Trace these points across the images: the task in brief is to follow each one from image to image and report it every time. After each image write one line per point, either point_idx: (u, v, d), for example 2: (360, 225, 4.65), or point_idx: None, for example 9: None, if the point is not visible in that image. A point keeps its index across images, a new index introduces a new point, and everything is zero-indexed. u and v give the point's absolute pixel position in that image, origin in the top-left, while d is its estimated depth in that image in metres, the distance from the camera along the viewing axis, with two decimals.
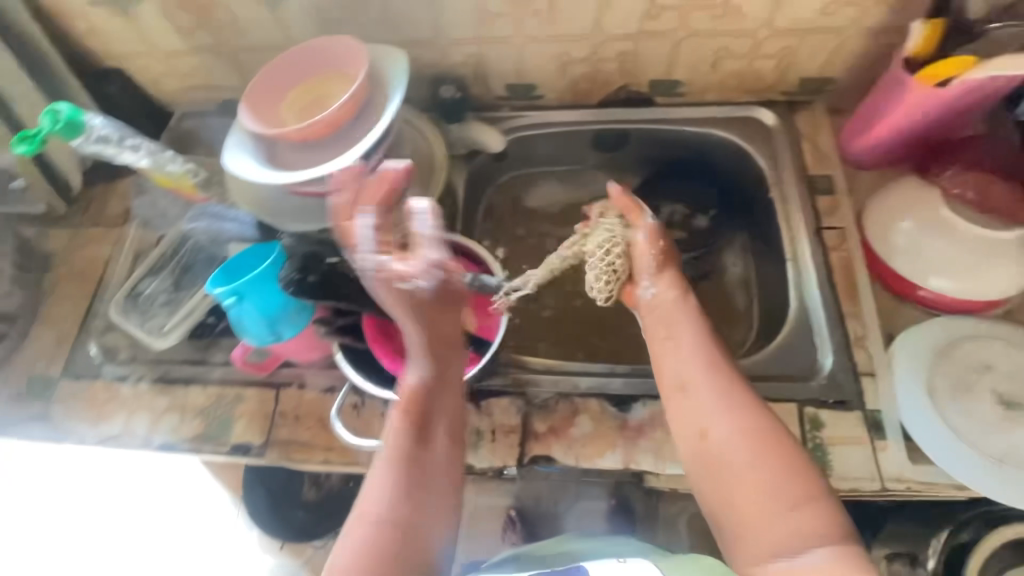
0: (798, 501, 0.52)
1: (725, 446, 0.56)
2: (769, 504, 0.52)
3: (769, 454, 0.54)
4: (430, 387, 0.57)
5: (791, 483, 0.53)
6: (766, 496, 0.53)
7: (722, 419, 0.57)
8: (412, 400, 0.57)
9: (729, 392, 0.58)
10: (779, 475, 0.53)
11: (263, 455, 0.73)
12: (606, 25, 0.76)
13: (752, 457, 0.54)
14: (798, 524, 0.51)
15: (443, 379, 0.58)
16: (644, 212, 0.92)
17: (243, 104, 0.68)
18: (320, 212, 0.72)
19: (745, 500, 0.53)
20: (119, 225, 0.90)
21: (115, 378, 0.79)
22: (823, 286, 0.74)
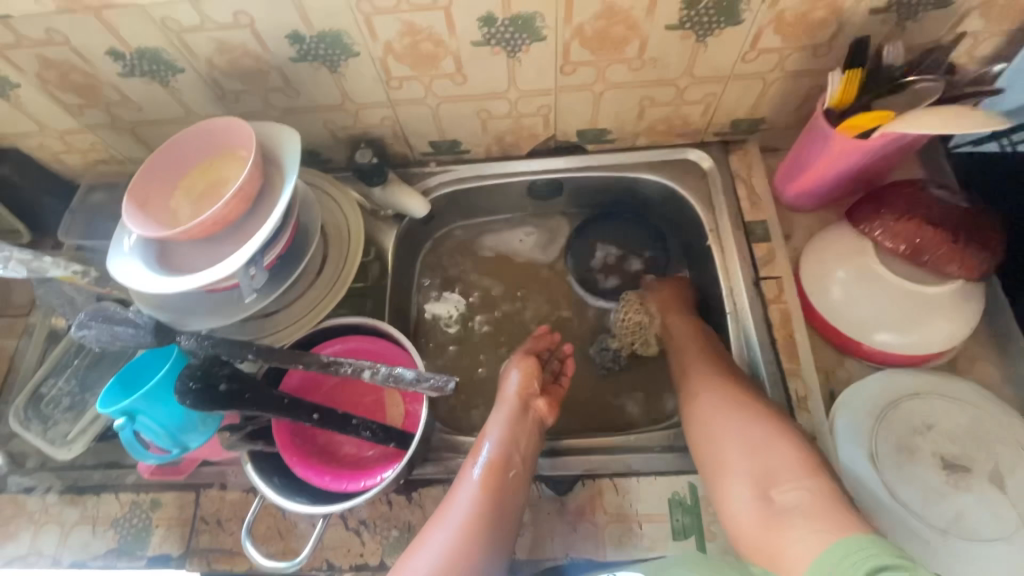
0: (770, 442, 0.58)
1: (714, 414, 0.63)
2: (753, 453, 0.58)
3: (759, 410, 0.61)
4: (508, 448, 0.65)
5: (764, 432, 0.59)
6: (755, 442, 0.59)
7: (716, 390, 0.65)
8: (489, 465, 0.63)
9: (722, 371, 0.67)
10: (762, 427, 0.59)
11: (183, 565, 0.68)
12: (520, 82, 0.72)
13: (741, 415, 0.61)
14: (783, 462, 0.56)
15: (517, 439, 0.66)
16: (576, 253, 0.89)
17: (128, 201, 0.63)
18: (225, 303, 0.68)
19: (726, 446, 0.60)
20: (25, 315, 0.84)
21: (22, 489, 0.73)
22: (765, 342, 0.71)
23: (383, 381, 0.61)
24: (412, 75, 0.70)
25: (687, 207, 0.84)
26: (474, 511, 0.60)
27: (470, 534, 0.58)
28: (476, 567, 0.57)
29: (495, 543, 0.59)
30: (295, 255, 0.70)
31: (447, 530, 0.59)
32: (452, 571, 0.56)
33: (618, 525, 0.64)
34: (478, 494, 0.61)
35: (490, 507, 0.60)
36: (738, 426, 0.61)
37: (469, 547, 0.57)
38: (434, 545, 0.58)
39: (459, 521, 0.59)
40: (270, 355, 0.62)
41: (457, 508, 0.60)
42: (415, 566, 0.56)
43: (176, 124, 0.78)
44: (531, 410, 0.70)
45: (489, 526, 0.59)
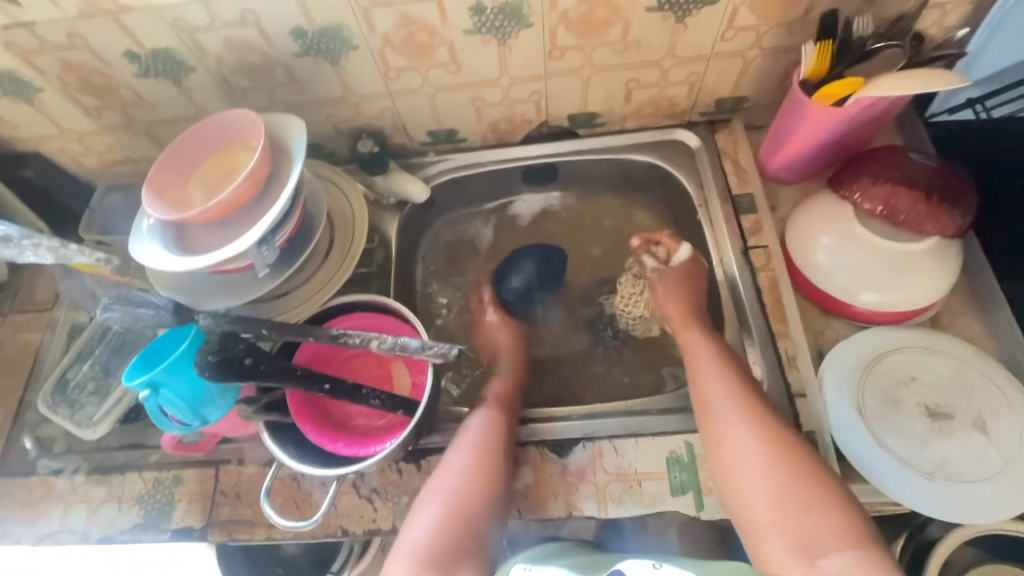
0: (806, 507, 0.57)
1: (736, 458, 0.62)
2: (788, 515, 0.58)
3: (792, 456, 0.60)
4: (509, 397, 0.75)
5: (791, 488, 0.58)
6: (790, 500, 0.58)
7: (741, 431, 0.62)
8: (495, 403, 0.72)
9: (745, 406, 0.64)
10: (798, 476, 0.59)
11: (205, 536, 0.71)
12: (511, 69, 0.76)
13: (767, 463, 0.60)
14: (818, 521, 0.56)
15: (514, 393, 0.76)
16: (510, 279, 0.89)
17: (146, 192, 0.67)
18: (237, 286, 0.72)
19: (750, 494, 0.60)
20: (48, 310, 0.88)
21: (52, 471, 0.77)
22: (754, 307, 0.74)
23: (389, 350, 0.64)
24: (409, 66, 0.74)
25: (677, 186, 0.87)
26: (487, 438, 0.68)
27: (487, 457, 0.66)
28: (495, 488, 0.65)
29: (509, 469, 0.67)
30: (304, 237, 0.74)
31: (463, 456, 0.67)
32: (474, 491, 0.64)
33: (618, 483, 0.67)
34: (490, 424, 0.70)
35: (500, 431, 0.69)
36: (768, 475, 0.60)
37: (488, 469, 0.65)
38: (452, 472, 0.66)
39: (473, 448, 0.67)
40: (283, 330, 0.66)
41: (469, 436, 0.69)
42: (441, 487, 0.64)
43: (188, 122, 0.83)
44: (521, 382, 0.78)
45: (501, 454, 0.67)
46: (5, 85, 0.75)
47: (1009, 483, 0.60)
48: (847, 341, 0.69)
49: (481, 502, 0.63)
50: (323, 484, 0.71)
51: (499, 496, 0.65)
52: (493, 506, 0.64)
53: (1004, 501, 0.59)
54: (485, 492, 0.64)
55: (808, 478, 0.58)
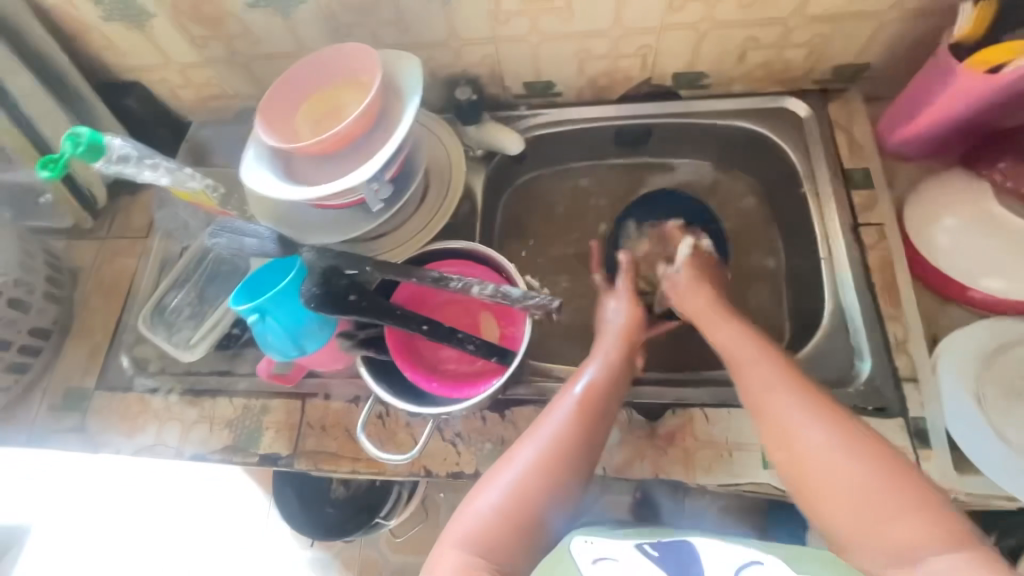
0: (896, 508, 0.46)
1: (804, 449, 0.51)
2: (876, 508, 0.47)
3: (871, 453, 0.49)
4: (610, 379, 0.64)
5: (881, 483, 0.47)
6: (874, 497, 0.47)
7: (796, 411, 0.53)
8: (590, 389, 0.63)
9: (800, 390, 0.55)
10: (878, 468, 0.48)
11: (291, 465, 0.73)
12: (625, 19, 0.73)
13: (841, 448, 0.50)
14: (906, 513, 0.46)
15: (617, 377, 0.65)
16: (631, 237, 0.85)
17: (259, 120, 0.67)
18: (336, 221, 0.72)
19: (837, 493, 0.49)
20: (143, 238, 0.91)
21: (148, 389, 0.80)
22: (861, 286, 0.70)
23: (490, 297, 0.64)
24: (521, 10, 0.72)
25: (781, 156, 0.82)
26: (569, 427, 0.59)
27: (563, 448, 0.58)
28: (557, 482, 0.56)
29: (580, 462, 0.58)
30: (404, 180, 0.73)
31: (537, 444, 0.58)
32: (542, 483, 0.56)
33: (708, 451, 0.66)
34: (575, 410, 0.61)
35: (589, 407, 0.61)
36: (855, 464, 0.49)
37: (566, 450, 0.58)
38: (521, 459, 0.57)
39: (548, 437, 0.58)
40: (386, 268, 0.66)
41: (553, 422, 0.60)
42: (510, 470, 0.57)
43: (289, 59, 0.82)
44: (632, 358, 0.69)
45: (577, 448, 0.58)
46: (122, 8, 0.75)
47: None
48: (965, 329, 0.66)
49: (545, 493, 0.55)
50: (409, 425, 0.71)
51: (563, 490, 0.56)
52: (560, 500, 0.55)
53: None
54: (553, 483, 0.56)
55: (890, 474, 0.48)
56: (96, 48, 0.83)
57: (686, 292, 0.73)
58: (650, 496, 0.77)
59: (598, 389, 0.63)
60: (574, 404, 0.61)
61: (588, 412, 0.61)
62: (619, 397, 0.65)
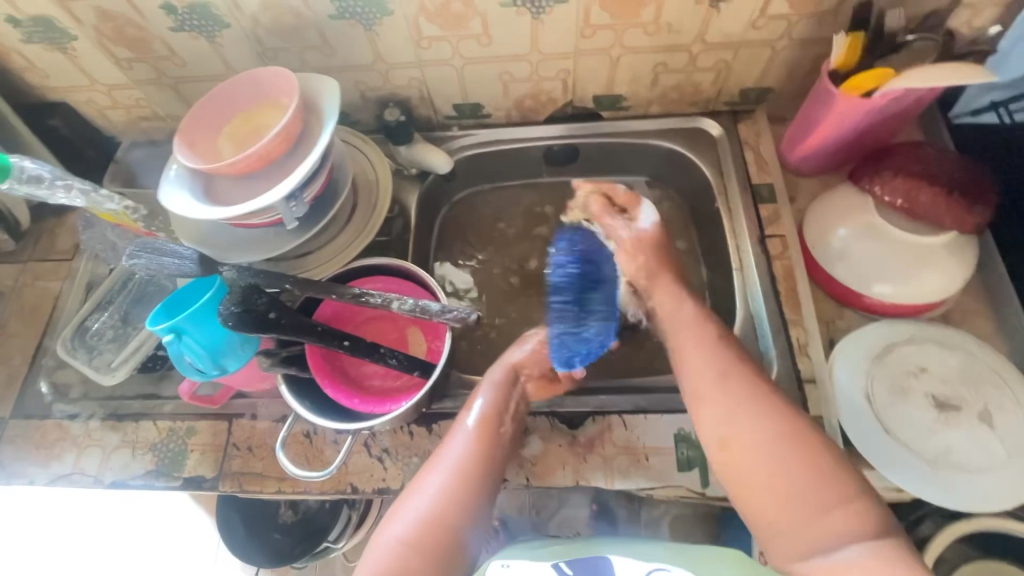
0: (823, 504, 0.53)
1: (748, 452, 0.57)
2: (802, 495, 0.54)
3: (820, 468, 0.54)
4: (500, 404, 0.67)
5: (813, 483, 0.54)
6: (797, 485, 0.54)
7: (748, 419, 0.58)
8: (481, 417, 0.65)
9: (755, 395, 0.59)
10: (810, 477, 0.54)
11: (217, 487, 0.72)
12: (542, 45, 0.77)
13: (777, 442, 0.56)
14: (831, 510, 0.52)
15: (507, 400, 0.68)
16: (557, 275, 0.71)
17: (178, 142, 0.68)
18: (258, 241, 0.73)
19: (768, 497, 0.55)
20: (68, 260, 0.89)
21: (67, 415, 0.78)
22: (768, 293, 0.75)
23: (410, 311, 0.66)
24: (442, 35, 0.75)
25: (698, 173, 0.87)
26: (467, 455, 0.63)
27: (461, 481, 0.61)
28: (470, 503, 0.60)
29: (485, 485, 0.62)
30: (328, 200, 0.75)
31: (442, 472, 0.62)
32: (449, 509, 0.59)
33: (626, 457, 0.68)
34: (473, 438, 0.64)
35: (488, 435, 0.65)
36: (780, 463, 0.55)
37: (472, 476, 0.62)
38: (429, 486, 0.61)
39: (453, 465, 0.62)
40: (308, 286, 0.67)
41: (451, 453, 0.63)
42: (411, 505, 0.60)
43: (218, 80, 0.83)
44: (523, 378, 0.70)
45: (475, 477, 0.62)
46: (42, 31, 0.75)
47: (1009, 475, 0.62)
48: (857, 332, 0.71)
49: (451, 522, 0.59)
50: (336, 442, 0.72)
51: (475, 513, 0.60)
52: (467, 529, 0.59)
53: (1005, 492, 0.61)
54: (459, 513, 0.60)
55: (819, 472, 0.54)
56: (18, 70, 0.82)
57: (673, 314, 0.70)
58: (606, 507, 0.81)
59: (493, 416, 0.66)
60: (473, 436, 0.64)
61: (487, 444, 0.64)
62: (513, 418, 0.68)
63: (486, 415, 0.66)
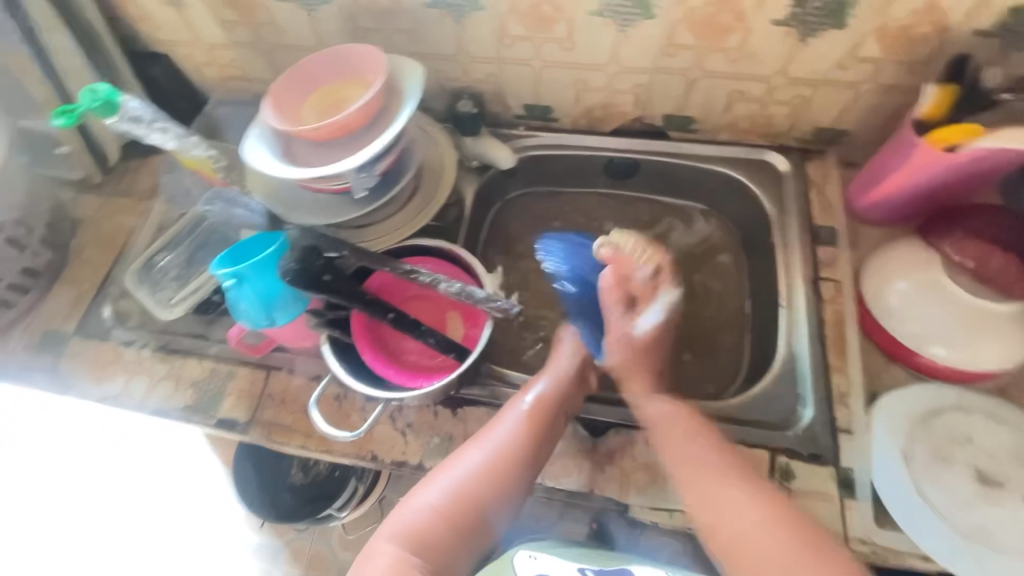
0: None
1: (748, 537, 0.57)
2: None
3: (819, 553, 0.54)
4: (559, 395, 0.67)
5: (815, 571, 0.53)
6: (798, 570, 0.53)
7: (740, 511, 0.58)
8: (537, 404, 0.66)
9: (743, 481, 0.60)
10: (814, 561, 0.54)
11: (247, 432, 0.76)
12: (622, 57, 0.78)
13: (773, 529, 0.56)
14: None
15: (566, 393, 0.68)
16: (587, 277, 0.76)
17: (266, 102, 0.72)
18: (323, 206, 0.77)
19: (767, 573, 0.55)
20: (146, 199, 0.96)
21: (124, 341, 0.83)
22: (813, 336, 0.73)
23: (455, 295, 0.68)
24: (525, 36, 0.77)
25: (758, 205, 0.86)
26: (515, 440, 0.63)
27: (503, 461, 0.62)
28: (506, 485, 0.62)
29: (525, 471, 0.63)
30: (392, 178, 0.78)
31: (484, 450, 0.63)
32: (485, 485, 0.62)
33: (644, 474, 0.68)
34: (524, 423, 0.64)
35: (538, 423, 0.65)
36: (772, 536, 0.56)
37: (514, 459, 0.63)
38: (471, 459, 0.63)
39: (497, 445, 0.63)
40: (363, 255, 0.70)
41: (498, 433, 0.64)
42: (451, 474, 0.62)
43: (308, 52, 0.88)
44: (587, 375, 0.70)
45: (519, 461, 0.63)
46: None
47: None
48: (906, 389, 0.69)
49: (482, 499, 0.61)
50: (364, 409, 0.74)
51: (509, 494, 0.62)
52: (495, 509, 0.62)
53: None
54: (494, 493, 0.62)
55: (825, 562, 0.54)
56: (131, 19, 0.89)
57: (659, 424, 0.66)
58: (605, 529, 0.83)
59: (547, 404, 0.66)
60: (524, 419, 0.64)
61: (535, 432, 0.64)
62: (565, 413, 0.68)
63: (540, 400, 0.66)
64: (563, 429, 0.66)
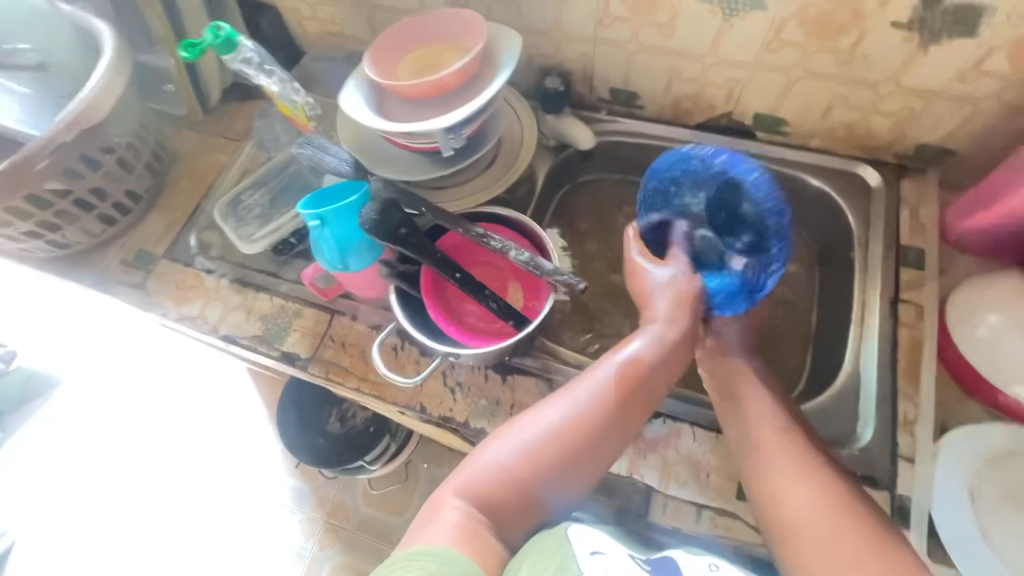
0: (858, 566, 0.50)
1: (792, 499, 0.56)
2: (839, 550, 0.51)
3: (856, 526, 0.52)
4: (658, 360, 0.64)
5: (854, 538, 0.51)
6: (837, 538, 0.52)
7: (797, 480, 0.57)
8: (629, 367, 0.63)
9: (803, 449, 0.59)
10: (851, 529, 0.52)
11: (306, 368, 0.80)
12: (722, 48, 0.76)
13: (820, 493, 0.55)
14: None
15: (664, 360, 0.64)
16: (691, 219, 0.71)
17: (367, 56, 0.74)
18: (405, 164, 0.79)
19: (806, 531, 0.54)
20: (238, 141, 1.01)
21: (205, 269, 0.89)
22: (885, 358, 0.70)
23: (524, 263, 0.69)
24: (626, 17, 0.77)
25: (840, 217, 0.83)
26: (597, 406, 0.61)
27: (582, 425, 0.61)
28: (583, 450, 0.61)
29: (606, 438, 0.61)
30: (474, 145, 0.79)
31: (563, 411, 0.62)
32: (561, 446, 0.60)
33: (686, 468, 0.68)
34: (609, 388, 0.62)
35: (624, 390, 0.63)
36: (816, 502, 0.55)
37: (596, 425, 0.61)
38: (548, 419, 0.62)
39: (579, 408, 0.61)
40: (438, 213, 0.72)
41: (581, 396, 0.62)
42: (525, 431, 0.61)
43: (407, 15, 0.90)
44: (688, 342, 0.67)
45: (601, 428, 0.61)
46: None
47: None
48: (980, 425, 0.67)
49: (556, 460, 0.60)
50: (418, 362, 0.77)
51: (586, 461, 0.61)
52: (568, 476, 0.60)
53: None
54: (569, 456, 0.60)
55: (859, 532, 0.52)
56: None
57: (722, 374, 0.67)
58: None
59: (643, 367, 0.64)
60: (613, 382, 0.63)
61: (623, 397, 0.62)
62: (660, 381, 0.65)
63: (635, 361, 0.63)
64: (655, 397, 0.64)
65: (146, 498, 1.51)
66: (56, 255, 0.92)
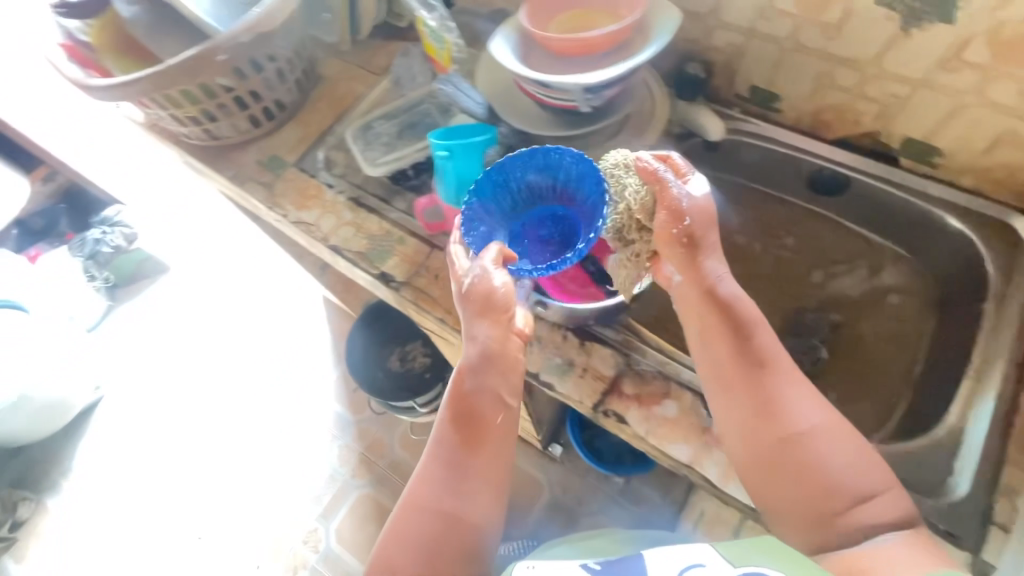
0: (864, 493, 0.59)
1: (798, 437, 0.61)
2: (843, 473, 0.59)
3: (853, 446, 0.61)
4: (479, 375, 0.67)
5: (863, 472, 0.60)
6: (840, 469, 0.60)
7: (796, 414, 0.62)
8: (461, 394, 0.68)
9: (795, 385, 0.63)
10: (856, 460, 0.60)
11: (399, 291, 0.85)
12: (889, 60, 0.72)
13: (823, 430, 0.61)
14: (866, 499, 0.58)
15: (482, 375, 0.67)
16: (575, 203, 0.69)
17: (526, 5, 0.77)
18: (531, 117, 0.81)
19: (814, 470, 0.60)
20: (377, 74, 1.08)
21: (327, 183, 0.96)
22: (997, 418, 0.65)
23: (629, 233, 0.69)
24: (792, 11, 0.74)
25: (977, 265, 0.77)
26: (449, 436, 0.67)
27: (445, 461, 0.67)
28: (452, 480, 0.66)
29: (466, 462, 0.66)
30: (601, 113, 0.80)
31: (429, 455, 0.68)
32: (434, 488, 0.66)
33: None
34: (452, 415, 0.68)
35: (464, 414, 0.67)
36: (825, 440, 0.61)
37: (452, 453, 0.67)
38: (422, 467, 0.68)
39: (437, 447, 0.68)
40: None
41: (436, 436, 0.69)
42: (408, 487, 0.68)
43: None
44: (499, 349, 0.67)
45: (456, 455, 0.66)
46: None
47: None
48: None
49: (437, 500, 0.65)
50: None
51: (458, 488, 0.65)
52: (452, 512, 0.65)
53: None
54: (442, 488, 0.66)
55: (862, 457, 0.60)
56: None
57: (686, 301, 0.67)
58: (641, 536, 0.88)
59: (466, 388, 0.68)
60: (452, 412, 0.68)
61: (461, 422, 0.67)
62: (490, 394, 0.67)
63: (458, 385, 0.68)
64: (493, 409, 0.67)
65: (217, 389, 1.66)
66: (205, 144, 1.03)
